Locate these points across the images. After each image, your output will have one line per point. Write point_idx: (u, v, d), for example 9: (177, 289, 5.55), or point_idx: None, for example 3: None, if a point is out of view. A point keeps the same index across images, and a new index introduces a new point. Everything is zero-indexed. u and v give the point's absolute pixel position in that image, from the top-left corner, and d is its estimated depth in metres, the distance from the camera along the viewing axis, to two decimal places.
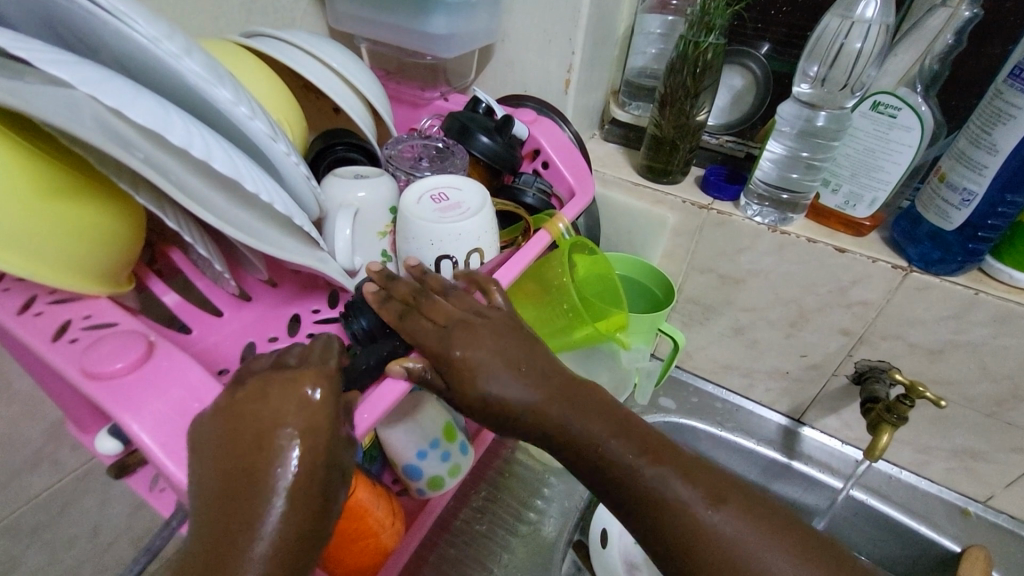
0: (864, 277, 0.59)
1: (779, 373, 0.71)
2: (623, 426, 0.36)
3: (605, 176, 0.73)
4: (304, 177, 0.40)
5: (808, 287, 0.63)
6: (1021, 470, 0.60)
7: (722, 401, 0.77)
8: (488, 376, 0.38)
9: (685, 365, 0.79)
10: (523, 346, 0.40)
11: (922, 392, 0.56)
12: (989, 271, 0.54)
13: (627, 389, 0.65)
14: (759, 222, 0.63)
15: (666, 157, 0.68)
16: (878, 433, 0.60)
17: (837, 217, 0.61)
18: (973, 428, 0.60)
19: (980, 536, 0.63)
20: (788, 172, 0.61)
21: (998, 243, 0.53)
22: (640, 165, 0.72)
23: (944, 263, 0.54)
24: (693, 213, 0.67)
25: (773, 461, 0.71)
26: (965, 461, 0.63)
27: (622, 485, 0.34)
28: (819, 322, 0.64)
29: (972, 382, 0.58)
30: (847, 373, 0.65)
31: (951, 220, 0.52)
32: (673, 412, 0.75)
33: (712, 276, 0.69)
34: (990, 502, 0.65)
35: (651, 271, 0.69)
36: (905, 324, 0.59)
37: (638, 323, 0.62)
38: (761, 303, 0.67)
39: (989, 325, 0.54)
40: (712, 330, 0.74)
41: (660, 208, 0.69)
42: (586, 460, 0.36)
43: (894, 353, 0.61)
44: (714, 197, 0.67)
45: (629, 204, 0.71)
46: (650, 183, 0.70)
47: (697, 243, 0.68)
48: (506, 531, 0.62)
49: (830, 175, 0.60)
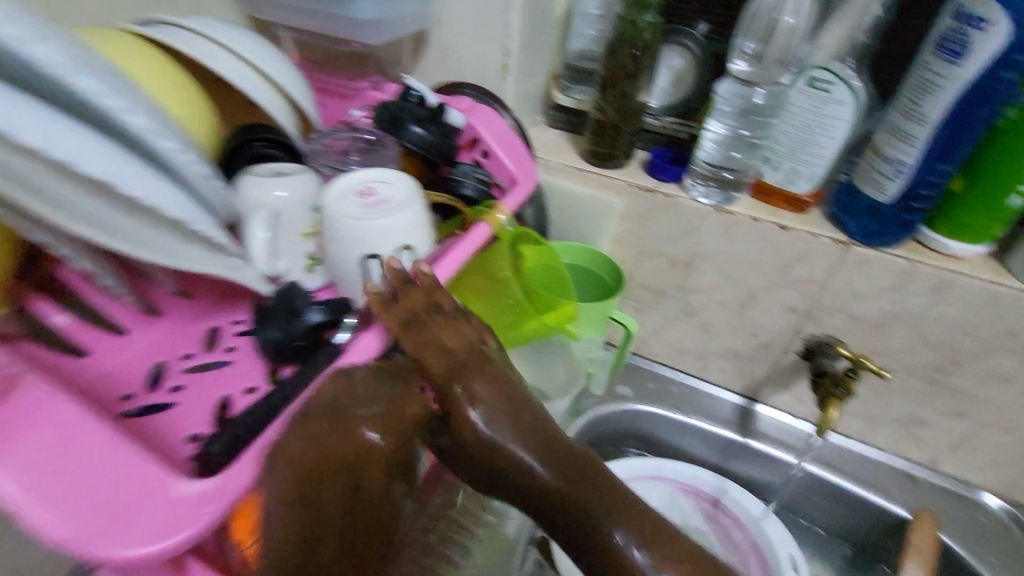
0: (807, 254, 0.59)
1: (732, 353, 0.71)
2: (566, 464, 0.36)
3: (550, 163, 0.71)
4: (201, 177, 0.37)
5: (754, 267, 0.63)
6: (963, 433, 0.61)
7: (679, 384, 0.76)
8: (432, 393, 0.37)
9: (642, 351, 0.79)
10: (476, 365, 0.38)
11: (866, 364, 0.57)
12: (924, 240, 0.55)
13: (582, 380, 0.65)
14: (705, 202, 0.62)
15: (609, 141, 0.67)
16: (826, 409, 0.60)
17: (779, 194, 0.61)
18: (917, 395, 0.61)
19: (929, 499, 0.65)
20: (729, 151, 0.61)
21: (932, 212, 0.54)
22: (584, 150, 0.70)
23: (883, 236, 0.55)
24: (639, 197, 0.66)
25: (730, 441, 0.71)
26: (912, 428, 0.64)
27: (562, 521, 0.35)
28: (767, 301, 0.65)
29: (913, 351, 0.59)
30: (797, 349, 0.66)
31: (886, 192, 0.53)
32: (630, 399, 0.75)
33: (662, 260, 0.69)
34: (936, 466, 0.65)
35: (601, 258, 0.68)
36: (848, 297, 0.59)
37: (590, 312, 0.61)
38: (711, 285, 0.67)
39: (926, 294, 0.55)
40: (665, 314, 0.73)
41: (607, 194, 0.68)
42: (525, 485, 0.36)
43: (840, 327, 0.62)
44: (659, 179, 0.66)
45: (575, 190, 0.70)
46: (594, 169, 0.69)
47: (646, 227, 0.68)
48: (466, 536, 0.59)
49: (770, 152, 0.60)
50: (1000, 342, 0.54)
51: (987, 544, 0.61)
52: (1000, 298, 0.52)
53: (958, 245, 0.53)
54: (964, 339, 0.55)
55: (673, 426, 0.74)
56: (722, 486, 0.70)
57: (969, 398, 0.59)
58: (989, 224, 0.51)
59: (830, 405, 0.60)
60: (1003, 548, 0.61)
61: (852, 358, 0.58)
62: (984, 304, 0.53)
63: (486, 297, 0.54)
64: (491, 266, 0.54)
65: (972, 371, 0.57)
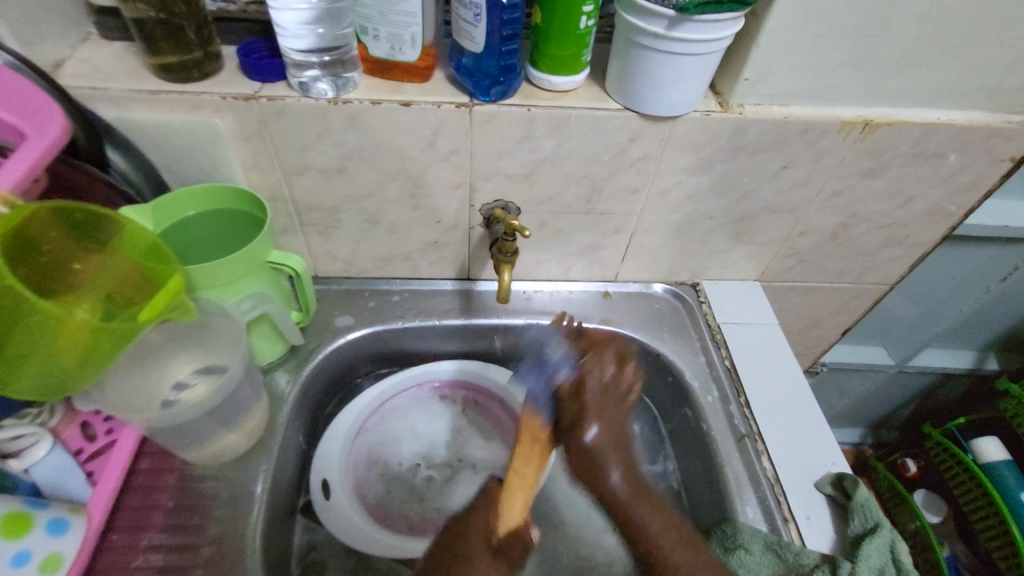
0: (441, 125, 0.55)
1: (431, 244, 0.68)
2: (507, 510, 0.52)
3: (111, 94, 0.52)
4: None
5: (402, 153, 0.58)
6: (625, 245, 0.69)
7: (398, 293, 0.73)
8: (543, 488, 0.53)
9: (350, 274, 0.72)
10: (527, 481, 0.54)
11: (512, 224, 0.57)
12: (535, 81, 0.55)
13: (258, 330, 0.59)
14: (321, 96, 0.53)
15: (180, 43, 0.50)
16: (500, 273, 0.60)
17: (396, 66, 0.54)
18: (584, 226, 0.66)
19: (622, 307, 0.74)
20: (315, 25, 0.49)
21: (532, 52, 0.53)
22: (151, 66, 0.52)
23: (495, 88, 0.53)
24: (243, 109, 0.53)
25: (457, 327, 0.72)
26: (592, 255, 0.71)
27: (479, 510, 0.51)
28: (431, 184, 0.61)
29: (564, 191, 0.62)
30: (479, 222, 0.65)
31: (476, 40, 0.49)
32: (352, 327, 0.69)
33: (311, 175, 0.59)
34: (619, 278, 0.75)
35: (236, 193, 0.56)
36: (494, 159, 0.58)
37: (232, 269, 0.51)
38: (374, 185, 0.61)
39: (551, 135, 0.56)
40: (349, 230, 0.66)
41: (203, 113, 0.53)
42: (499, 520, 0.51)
43: (503, 189, 0.62)
44: (262, 81, 0.53)
45: (165, 120, 0.54)
46: (176, 87, 0.52)
47: (273, 143, 0.56)
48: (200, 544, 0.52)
49: (362, 19, 0.51)
50: (618, 161, 0.59)
51: (664, 321, 0.73)
52: (605, 121, 0.55)
53: (561, 79, 0.53)
54: (594, 167, 0.59)
55: (403, 335, 0.72)
56: (464, 372, 0.72)
57: (617, 215, 0.65)
58: (577, 52, 0.52)
59: (503, 269, 0.60)
60: (673, 319, 0.73)
61: (506, 228, 0.58)
62: (595, 130, 0.56)
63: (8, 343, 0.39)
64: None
65: (611, 193, 0.62)
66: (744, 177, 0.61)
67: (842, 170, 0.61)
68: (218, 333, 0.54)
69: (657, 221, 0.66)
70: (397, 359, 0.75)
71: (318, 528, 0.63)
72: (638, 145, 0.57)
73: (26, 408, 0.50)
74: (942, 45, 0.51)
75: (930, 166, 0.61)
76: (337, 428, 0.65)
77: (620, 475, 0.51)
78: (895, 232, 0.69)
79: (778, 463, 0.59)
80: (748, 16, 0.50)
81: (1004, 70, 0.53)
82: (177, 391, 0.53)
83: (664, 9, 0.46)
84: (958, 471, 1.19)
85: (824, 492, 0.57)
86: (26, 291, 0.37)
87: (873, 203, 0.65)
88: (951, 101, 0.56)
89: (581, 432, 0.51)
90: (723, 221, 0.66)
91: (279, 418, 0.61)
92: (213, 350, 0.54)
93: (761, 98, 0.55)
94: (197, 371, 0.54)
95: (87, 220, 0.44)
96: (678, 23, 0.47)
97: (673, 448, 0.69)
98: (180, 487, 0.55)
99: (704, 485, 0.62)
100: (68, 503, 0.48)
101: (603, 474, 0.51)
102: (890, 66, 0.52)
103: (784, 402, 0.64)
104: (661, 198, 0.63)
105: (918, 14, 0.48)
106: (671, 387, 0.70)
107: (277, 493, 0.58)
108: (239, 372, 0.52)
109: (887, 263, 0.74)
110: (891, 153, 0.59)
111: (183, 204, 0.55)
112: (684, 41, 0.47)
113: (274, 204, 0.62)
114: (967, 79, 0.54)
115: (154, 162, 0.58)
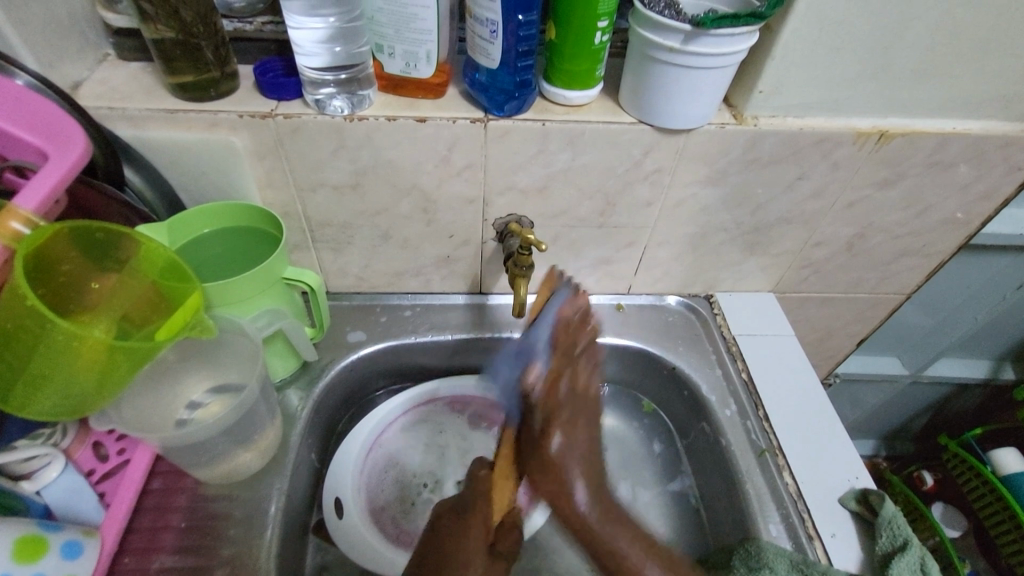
0: (456, 141, 0.55)
1: (443, 259, 0.68)
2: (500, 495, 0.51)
3: (128, 113, 0.52)
4: None
5: (416, 168, 0.58)
6: (638, 258, 0.69)
7: (409, 307, 0.73)
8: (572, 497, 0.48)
9: (362, 289, 0.72)
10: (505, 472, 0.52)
11: (528, 238, 0.57)
12: (549, 96, 0.55)
13: (272, 347, 0.59)
14: (336, 113, 0.53)
15: (198, 62, 0.51)
16: (515, 287, 0.60)
17: (410, 82, 0.54)
18: (597, 240, 0.66)
19: (636, 321, 0.73)
20: (330, 45, 0.50)
21: (547, 67, 0.53)
22: (169, 85, 0.53)
23: (510, 103, 0.53)
24: (260, 127, 0.54)
25: (470, 341, 0.72)
26: (605, 268, 0.70)
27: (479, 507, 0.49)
28: (444, 199, 0.61)
29: (578, 204, 0.62)
30: (492, 236, 0.65)
31: (491, 56, 0.50)
32: (364, 343, 0.69)
33: (325, 191, 0.59)
34: (632, 291, 0.74)
35: (250, 210, 0.56)
36: (508, 173, 0.58)
37: (247, 286, 0.51)
38: (386, 200, 0.61)
39: (565, 150, 0.56)
40: (362, 245, 0.66)
41: (219, 131, 0.54)
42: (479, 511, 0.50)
43: (516, 203, 0.61)
44: (278, 99, 0.54)
45: (182, 138, 0.54)
46: (193, 106, 0.53)
47: (288, 160, 0.56)
48: (213, 565, 0.51)
49: (377, 37, 0.52)
50: (632, 174, 0.59)
51: (678, 334, 0.72)
52: (619, 134, 0.55)
53: (576, 94, 0.54)
54: (607, 180, 0.59)
55: (416, 350, 0.71)
56: (478, 386, 0.71)
57: (630, 228, 0.65)
58: (592, 67, 0.52)
59: (519, 283, 0.60)
60: (687, 332, 0.72)
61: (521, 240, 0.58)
62: (609, 144, 0.56)
63: (29, 364, 0.39)
64: (14, 315, 0.37)
65: (625, 206, 0.62)
66: (758, 188, 0.61)
67: (857, 181, 0.60)
68: (233, 351, 0.54)
69: (671, 234, 0.66)
70: (409, 374, 0.74)
71: (330, 548, 0.62)
72: (652, 158, 0.57)
73: (38, 429, 0.50)
74: (957, 56, 0.51)
75: (945, 176, 0.61)
76: (350, 446, 0.64)
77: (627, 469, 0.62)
78: (911, 242, 0.69)
79: (802, 478, 0.58)
80: (762, 30, 0.51)
81: (1019, 80, 0.53)
82: (191, 410, 0.53)
83: (680, 23, 0.46)
84: (977, 483, 1.15)
85: (848, 508, 0.55)
86: (47, 312, 0.37)
87: (888, 213, 0.65)
88: (966, 111, 0.56)
89: (546, 444, 0.48)
90: (737, 233, 0.66)
91: (292, 437, 0.60)
92: (229, 366, 0.54)
93: (776, 110, 0.55)
94: (210, 390, 0.55)
95: (106, 240, 0.44)
96: (693, 38, 0.47)
97: (691, 463, 0.68)
98: (192, 507, 0.54)
99: (724, 502, 0.61)
100: (81, 525, 0.47)
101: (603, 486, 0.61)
102: (904, 77, 0.53)
103: (805, 415, 0.63)
104: (675, 210, 0.63)
105: (934, 25, 0.48)
106: (687, 401, 0.69)
107: (291, 511, 0.57)
108: (255, 391, 0.52)
109: (903, 273, 0.74)
110: (907, 163, 0.59)
111: (197, 222, 0.55)
112: (700, 54, 0.48)
113: (287, 221, 0.62)
114: (983, 89, 0.54)
115: (169, 180, 0.58)
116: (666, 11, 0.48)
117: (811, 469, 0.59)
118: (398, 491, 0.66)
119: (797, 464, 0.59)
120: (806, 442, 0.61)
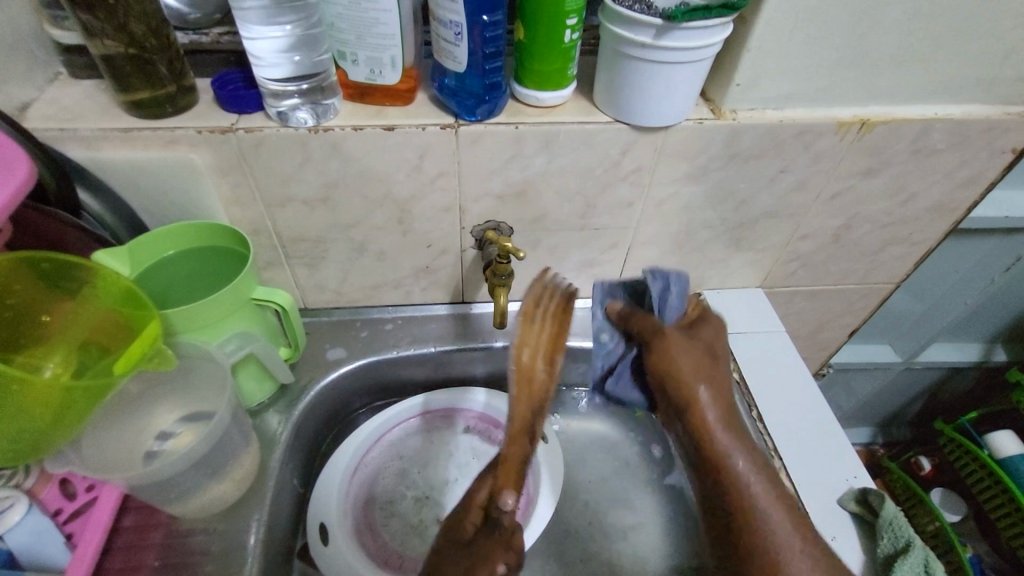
0: (426, 148, 0.53)
1: (423, 269, 0.66)
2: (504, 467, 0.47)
3: (80, 134, 0.50)
4: None
5: (388, 178, 0.56)
6: (622, 260, 0.67)
7: (391, 320, 0.70)
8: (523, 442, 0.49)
9: (341, 304, 0.70)
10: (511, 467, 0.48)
11: (506, 247, 0.55)
12: (521, 98, 0.53)
13: (245, 369, 0.57)
14: (301, 124, 0.51)
15: (151, 78, 0.48)
16: (496, 297, 0.58)
17: (376, 90, 0.52)
18: (577, 242, 0.64)
19: None
20: (290, 53, 0.48)
21: (517, 69, 0.52)
22: (122, 103, 0.50)
23: (481, 107, 0.51)
24: (220, 143, 0.51)
25: (453, 353, 0.70)
26: (589, 272, 0.68)
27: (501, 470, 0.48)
28: (420, 209, 0.59)
29: (557, 208, 0.60)
30: (471, 245, 0.63)
31: (458, 59, 0.48)
32: (345, 361, 0.66)
33: (295, 207, 0.57)
34: None
35: (216, 229, 0.54)
36: (482, 179, 0.56)
37: (213, 309, 0.49)
38: (357, 212, 0.59)
39: (540, 153, 0.55)
40: (337, 260, 0.63)
41: (179, 149, 0.52)
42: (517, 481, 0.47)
43: (493, 210, 0.60)
44: (238, 113, 0.51)
45: (141, 157, 0.52)
46: (149, 123, 0.50)
47: (253, 176, 0.54)
48: None
49: (339, 44, 0.49)
50: (611, 174, 0.57)
51: None
52: (596, 135, 0.53)
53: (548, 95, 0.52)
54: (585, 182, 0.58)
55: (398, 364, 0.69)
56: (462, 399, 0.69)
57: (612, 229, 0.63)
58: (563, 67, 0.50)
59: (499, 293, 0.58)
60: None
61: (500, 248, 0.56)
62: (586, 144, 0.54)
63: None
64: None
65: (606, 207, 0.60)
66: (741, 184, 0.59)
67: (841, 172, 0.59)
68: (205, 377, 0.52)
69: (656, 234, 0.64)
70: (392, 390, 0.72)
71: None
72: (631, 157, 0.56)
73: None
74: (938, 38, 0.50)
75: (929, 162, 0.60)
76: (332, 469, 0.62)
77: (714, 404, 0.49)
78: (897, 231, 0.68)
79: (802, 480, 0.56)
80: (734, 22, 0.49)
81: (998, 61, 0.52)
82: (161, 440, 0.51)
83: (651, 18, 0.44)
84: (974, 467, 1.14)
85: (849, 509, 0.54)
86: None
87: (873, 203, 0.64)
88: (945, 96, 0.55)
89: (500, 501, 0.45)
90: (722, 229, 0.65)
91: (270, 465, 0.57)
92: (202, 393, 0.52)
93: (755, 103, 0.53)
94: (180, 420, 0.52)
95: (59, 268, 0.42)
96: (665, 32, 0.45)
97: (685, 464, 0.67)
98: (165, 545, 0.52)
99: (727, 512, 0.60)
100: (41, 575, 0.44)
101: (699, 405, 0.49)
102: (884, 63, 0.51)
103: (803, 414, 0.61)
104: (657, 209, 0.61)
105: (909, 9, 0.47)
106: None
107: (273, 542, 0.55)
108: (225, 418, 0.49)
109: (892, 261, 0.73)
110: (890, 151, 0.58)
111: (160, 243, 0.53)
112: (674, 49, 0.46)
113: (257, 238, 0.60)
114: (964, 70, 0.53)
115: (130, 203, 0.56)
116: (636, 6, 0.46)
117: (809, 471, 0.57)
118: (386, 509, 0.64)
119: (793, 464, 0.58)
120: (802, 443, 0.59)
